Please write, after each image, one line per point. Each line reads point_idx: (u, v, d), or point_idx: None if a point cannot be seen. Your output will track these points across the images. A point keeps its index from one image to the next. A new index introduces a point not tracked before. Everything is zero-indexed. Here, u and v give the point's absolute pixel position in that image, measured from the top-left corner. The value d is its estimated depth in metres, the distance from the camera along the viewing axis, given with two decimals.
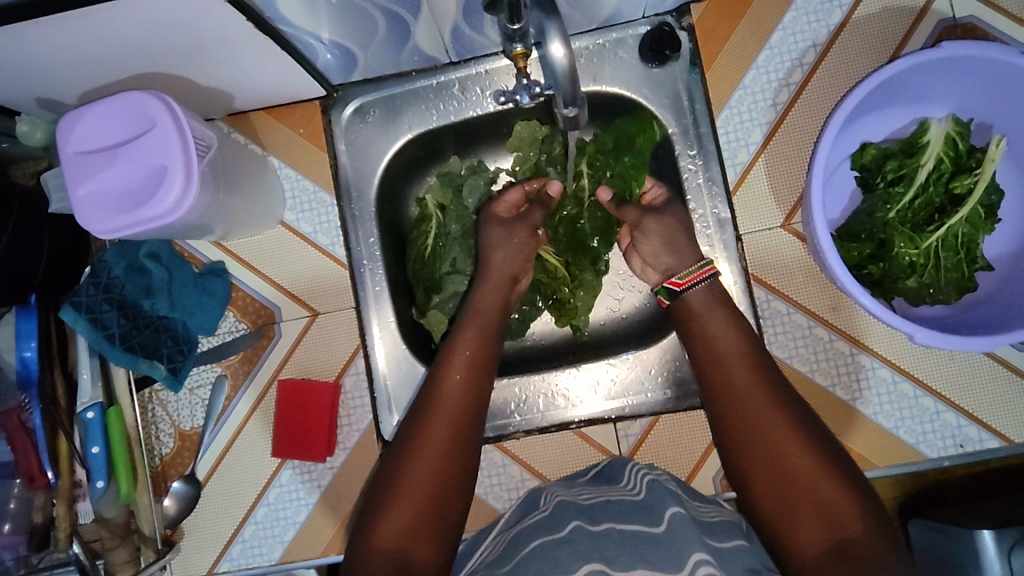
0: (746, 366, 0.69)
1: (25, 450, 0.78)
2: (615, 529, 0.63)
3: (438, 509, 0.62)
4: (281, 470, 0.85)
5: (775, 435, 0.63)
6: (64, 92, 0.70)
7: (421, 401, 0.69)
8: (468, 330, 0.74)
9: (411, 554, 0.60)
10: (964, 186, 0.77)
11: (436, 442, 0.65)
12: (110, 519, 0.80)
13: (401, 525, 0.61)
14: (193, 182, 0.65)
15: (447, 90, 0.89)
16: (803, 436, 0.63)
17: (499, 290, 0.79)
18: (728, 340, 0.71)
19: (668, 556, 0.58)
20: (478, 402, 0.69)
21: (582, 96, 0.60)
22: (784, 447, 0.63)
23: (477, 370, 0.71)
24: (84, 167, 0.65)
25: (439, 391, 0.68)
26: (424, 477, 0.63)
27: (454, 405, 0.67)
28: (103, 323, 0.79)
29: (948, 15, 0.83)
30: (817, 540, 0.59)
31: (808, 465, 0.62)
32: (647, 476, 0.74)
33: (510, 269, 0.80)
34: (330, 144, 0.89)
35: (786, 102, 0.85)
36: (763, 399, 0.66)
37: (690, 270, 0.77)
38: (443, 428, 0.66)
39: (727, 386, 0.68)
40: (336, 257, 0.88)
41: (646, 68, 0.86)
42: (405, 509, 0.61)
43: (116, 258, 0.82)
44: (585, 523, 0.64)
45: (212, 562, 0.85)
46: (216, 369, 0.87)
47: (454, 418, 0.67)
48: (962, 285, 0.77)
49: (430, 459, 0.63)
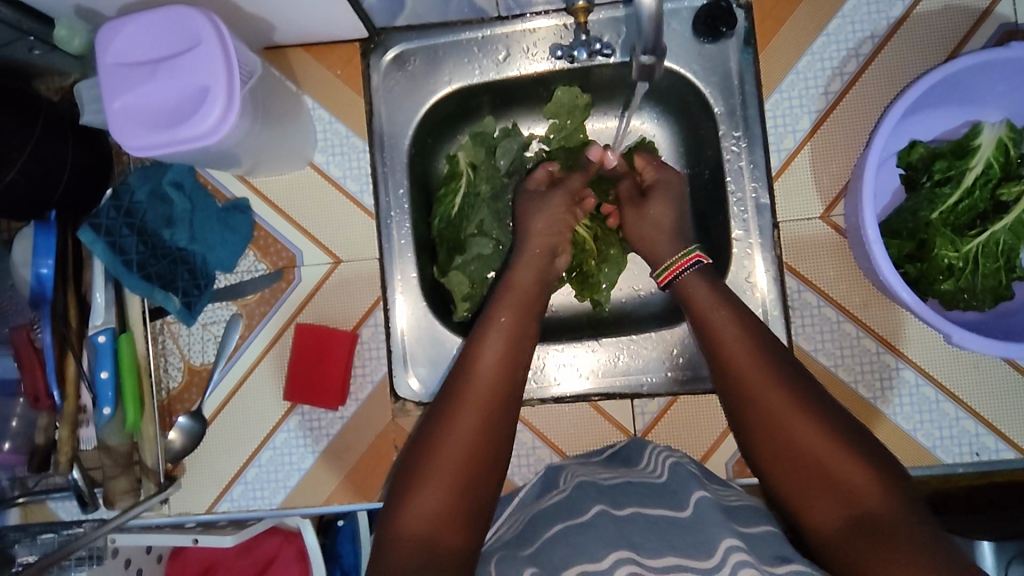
0: (770, 355, 0.66)
1: (32, 369, 0.75)
2: (641, 513, 0.62)
3: (467, 494, 0.61)
4: (289, 415, 0.84)
5: (781, 418, 0.62)
6: (104, 3, 0.67)
7: (452, 381, 0.67)
8: (501, 312, 0.72)
9: (440, 537, 0.59)
10: (1011, 194, 0.75)
11: (467, 424, 0.63)
12: (113, 447, 0.78)
13: (430, 510, 0.59)
14: (234, 105, 0.63)
15: (493, 45, 0.86)
16: (810, 415, 0.62)
17: (538, 263, 0.78)
18: (731, 330, 0.68)
19: (695, 541, 0.57)
20: (512, 383, 0.67)
21: (662, 45, 0.60)
22: (791, 430, 0.61)
23: (510, 348, 0.69)
24: (123, 80, 0.63)
25: (472, 372, 0.66)
26: (455, 459, 0.61)
27: (488, 385, 0.65)
28: (121, 248, 0.77)
29: (1011, 19, 0.81)
30: (837, 517, 0.58)
31: (823, 444, 0.60)
32: (670, 459, 0.72)
33: (546, 240, 0.79)
34: (367, 89, 0.87)
35: (838, 91, 0.83)
36: (771, 384, 0.63)
37: (670, 263, 0.77)
38: (475, 408, 0.64)
39: (735, 375, 0.66)
40: (363, 206, 0.86)
41: (698, 43, 0.84)
42: (433, 492, 0.60)
43: (139, 182, 0.80)
44: (609, 507, 0.63)
45: (213, 500, 0.84)
46: (232, 308, 0.85)
47: (487, 398, 0.65)
48: (999, 292, 0.76)
49: (460, 444, 0.62)
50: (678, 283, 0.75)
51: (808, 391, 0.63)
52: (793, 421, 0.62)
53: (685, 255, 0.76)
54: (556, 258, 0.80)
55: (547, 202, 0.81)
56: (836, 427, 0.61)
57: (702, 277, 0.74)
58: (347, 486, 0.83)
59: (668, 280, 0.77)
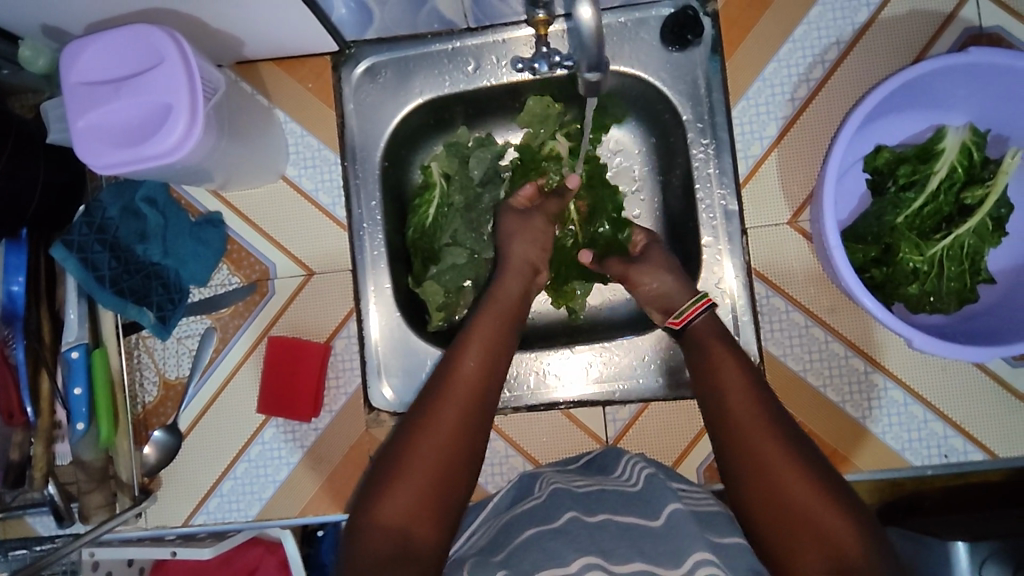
0: (743, 379, 0.68)
1: (6, 385, 0.76)
2: (613, 520, 0.62)
3: (444, 487, 0.61)
4: (264, 428, 0.84)
5: (760, 447, 0.63)
6: (71, 21, 0.68)
7: (435, 380, 0.68)
8: (487, 321, 0.73)
9: (414, 531, 0.59)
10: (975, 197, 0.76)
11: (449, 420, 0.64)
12: (88, 462, 0.79)
13: (404, 504, 0.59)
14: (198, 121, 0.63)
15: (463, 57, 0.87)
16: (791, 451, 0.62)
17: (520, 277, 0.78)
18: (723, 353, 0.71)
19: (667, 550, 0.57)
20: (490, 389, 0.67)
21: (606, 60, 0.61)
22: (770, 459, 0.62)
23: (490, 355, 0.70)
24: (87, 98, 0.63)
25: (454, 374, 0.67)
26: (430, 455, 0.61)
27: (466, 386, 0.66)
28: (94, 264, 0.78)
29: (975, 23, 0.82)
30: (813, 553, 0.56)
31: (802, 479, 0.60)
32: (644, 470, 0.71)
33: (530, 257, 0.80)
34: (338, 102, 0.87)
35: (804, 97, 0.83)
36: (751, 406, 0.66)
37: (684, 307, 0.77)
38: (454, 409, 0.64)
39: (721, 398, 0.68)
40: (336, 218, 0.87)
41: (666, 52, 0.84)
42: (410, 484, 0.60)
43: (111, 199, 0.81)
44: (582, 513, 0.63)
45: (188, 514, 0.84)
46: (206, 321, 0.86)
47: (466, 398, 0.65)
48: (964, 295, 0.77)
49: (437, 441, 0.62)
50: (692, 329, 0.76)
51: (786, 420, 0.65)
52: (771, 452, 0.62)
53: (696, 301, 0.77)
54: (536, 275, 0.81)
55: (519, 216, 0.83)
56: (815, 463, 0.62)
57: (712, 327, 0.75)
58: (322, 495, 0.84)
59: (682, 324, 0.76)
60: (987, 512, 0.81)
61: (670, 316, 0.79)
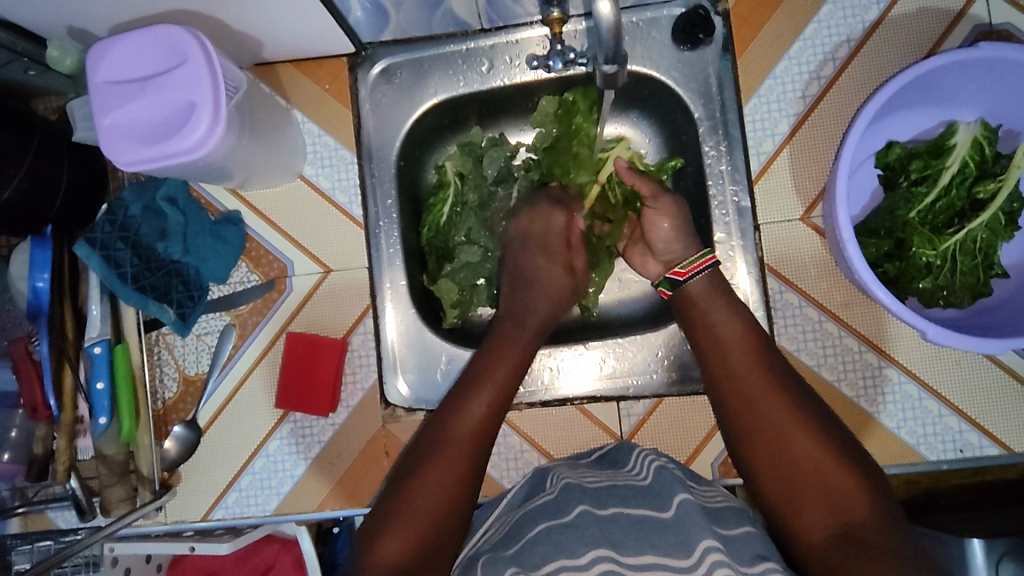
0: (750, 354, 0.68)
1: (30, 380, 0.78)
2: (623, 513, 0.62)
3: (438, 537, 0.62)
4: (282, 423, 0.85)
5: (778, 425, 0.63)
6: (97, 24, 0.70)
7: (432, 428, 0.69)
8: (511, 345, 0.77)
9: None
10: (987, 191, 0.76)
11: (458, 437, 0.67)
12: (109, 456, 0.81)
13: (397, 554, 0.60)
14: (220, 119, 0.65)
15: (477, 57, 0.88)
16: (812, 429, 0.62)
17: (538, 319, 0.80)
18: (736, 331, 0.70)
19: (675, 542, 0.58)
20: (487, 439, 0.69)
21: (623, 53, 0.62)
22: (785, 437, 0.62)
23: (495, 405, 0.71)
24: (111, 98, 0.65)
25: (452, 423, 0.68)
26: (425, 506, 0.63)
27: (466, 437, 0.68)
28: (116, 261, 0.79)
29: (985, 20, 0.82)
30: (823, 522, 0.58)
31: (817, 453, 0.61)
32: (655, 462, 0.72)
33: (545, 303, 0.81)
34: (354, 103, 0.89)
35: (815, 94, 0.84)
36: (759, 373, 0.66)
37: (689, 261, 0.76)
38: (454, 459, 0.66)
39: (729, 373, 0.67)
40: (352, 216, 0.88)
41: (678, 51, 0.85)
42: (404, 534, 0.61)
43: (133, 197, 0.82)
44: (592, 507, 0.63)
45: (207, 508, 0.85)
46: (225, 318, 0.87)
47: (466, 448, 0.67)
48: (977, 290, 0.77)
49: (434, 490, 0.64)
50: (689, 289, 0.75)
51: (801, 390, 0.65)
52: (782, 421, 0.63)
53: (702, 256, 0.75)
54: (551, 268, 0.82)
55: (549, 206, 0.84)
56: (830, 430, 0.62)
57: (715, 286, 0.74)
58: (338, 492, 0.85)
59: (686, 276, 0.75)
60: (1004, 509, 0.81)
61: (674, 266, 0.77)
